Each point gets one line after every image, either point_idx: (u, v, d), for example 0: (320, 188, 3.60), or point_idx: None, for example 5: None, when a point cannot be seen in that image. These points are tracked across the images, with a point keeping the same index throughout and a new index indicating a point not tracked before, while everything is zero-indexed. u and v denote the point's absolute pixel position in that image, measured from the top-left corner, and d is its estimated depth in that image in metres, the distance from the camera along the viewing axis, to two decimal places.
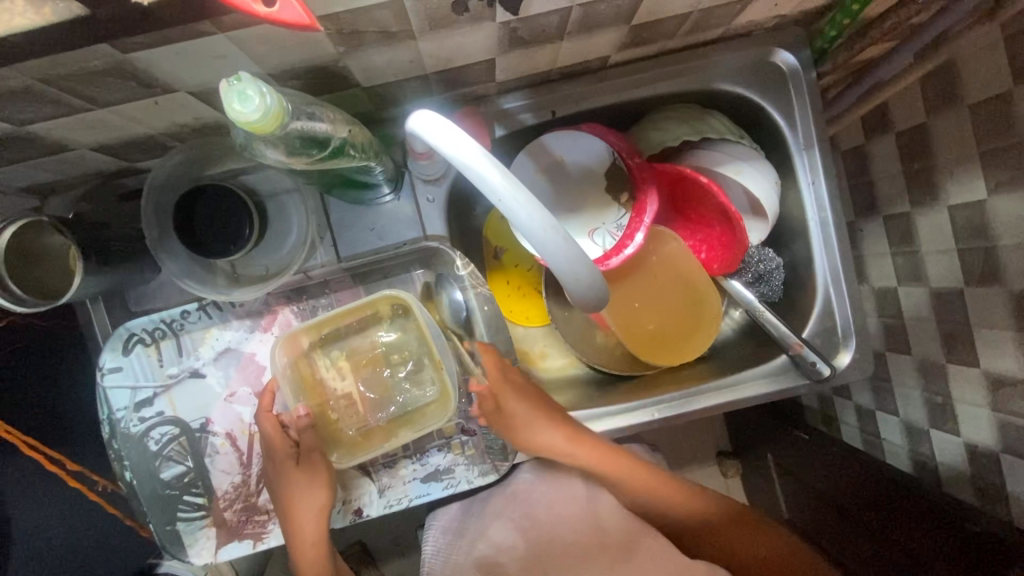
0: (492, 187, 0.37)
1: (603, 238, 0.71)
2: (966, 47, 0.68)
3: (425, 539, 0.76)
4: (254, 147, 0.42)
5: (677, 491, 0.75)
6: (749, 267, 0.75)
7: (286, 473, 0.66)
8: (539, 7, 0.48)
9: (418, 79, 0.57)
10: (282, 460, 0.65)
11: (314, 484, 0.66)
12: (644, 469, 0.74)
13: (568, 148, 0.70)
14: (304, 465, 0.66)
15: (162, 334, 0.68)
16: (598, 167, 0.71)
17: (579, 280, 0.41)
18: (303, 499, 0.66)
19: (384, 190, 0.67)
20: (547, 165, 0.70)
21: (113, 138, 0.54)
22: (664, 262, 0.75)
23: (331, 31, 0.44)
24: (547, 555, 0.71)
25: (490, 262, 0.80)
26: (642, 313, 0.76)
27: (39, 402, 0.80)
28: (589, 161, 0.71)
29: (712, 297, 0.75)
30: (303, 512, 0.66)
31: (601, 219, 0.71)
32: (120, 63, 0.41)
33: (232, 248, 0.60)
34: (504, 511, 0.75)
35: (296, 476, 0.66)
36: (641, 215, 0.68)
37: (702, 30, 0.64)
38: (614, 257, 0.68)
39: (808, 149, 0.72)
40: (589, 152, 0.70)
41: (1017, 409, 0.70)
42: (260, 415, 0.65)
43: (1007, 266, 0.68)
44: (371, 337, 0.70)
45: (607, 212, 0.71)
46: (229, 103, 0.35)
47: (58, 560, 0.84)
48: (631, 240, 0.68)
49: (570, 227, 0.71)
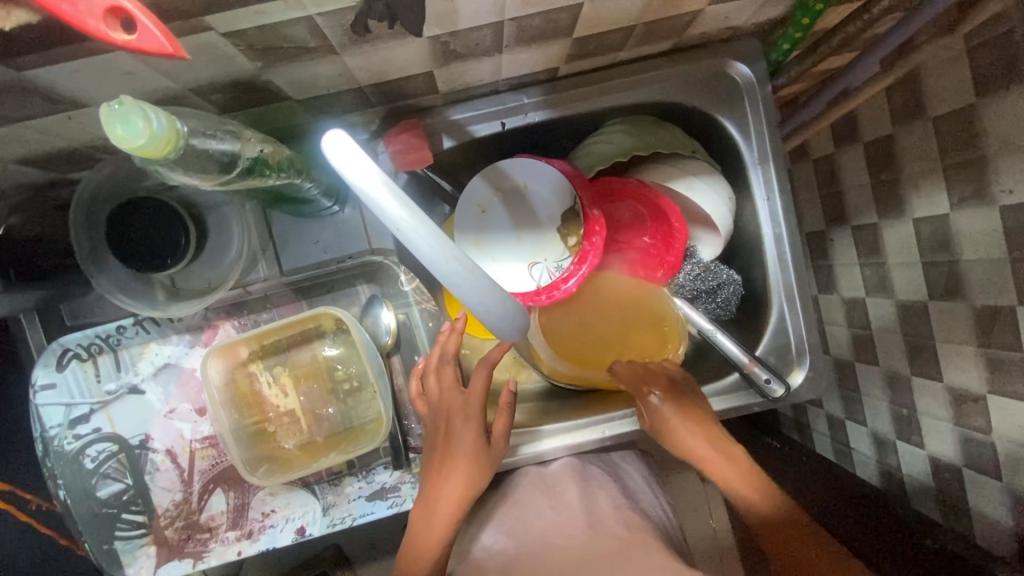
0: (391, 216, 0.35)
1: (540, 273, 0.68)
2: (926, 60, 0.66)
3: None
4: (156, 169, 0.40)
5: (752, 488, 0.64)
6: (690, 286, 0.75)
7: (454, 448, 0.62)
8: (467, 22, 0.46)
9: (354, 91, 0.56)
10: (466, 426, 0.62)
11: (476, 470, 0.62)
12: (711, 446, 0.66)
13: (533, 177, 0.68)
14: (484, 451, 0.63)
15: (99, 349, 0.66)
16: (558, 206, 0.68)
17: (490, 312, 0.40)
18: (460, 482, 0.61)
19: (325, 205, 0.65)
20: (507, 189, 0.69)
21: (33, 152, 0.52)
22: (600, 293, 0.74)
23: (243, 47, 0.42)
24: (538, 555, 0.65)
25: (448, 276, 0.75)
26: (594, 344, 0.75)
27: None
28: (551, 194, 0.68)
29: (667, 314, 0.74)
30: (453, 471, 0.62)
31: (544, 254, 0.69)
32: (18, 81, 0.39)
33: (167, 262, 0.58)
34: (498, 519, 0.72)
35: (454, 424, 0.63)
36: (581, 263, 0.68)
37: (653, 41, 0.62)
38: (543, 296, 0.67)
39: (763, 163, 0.70)
40: (554, 190, 0.68)
41: (978, 425, 0.69)
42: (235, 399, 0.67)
43: (970, 281, 0.66)
44: (313, 351, 0.70)
45: (552, 249, 0.68)
46: (111, 128, 0.34)
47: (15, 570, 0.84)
48: (565, 284, 0.67)
49: (507, 256, 0.69)
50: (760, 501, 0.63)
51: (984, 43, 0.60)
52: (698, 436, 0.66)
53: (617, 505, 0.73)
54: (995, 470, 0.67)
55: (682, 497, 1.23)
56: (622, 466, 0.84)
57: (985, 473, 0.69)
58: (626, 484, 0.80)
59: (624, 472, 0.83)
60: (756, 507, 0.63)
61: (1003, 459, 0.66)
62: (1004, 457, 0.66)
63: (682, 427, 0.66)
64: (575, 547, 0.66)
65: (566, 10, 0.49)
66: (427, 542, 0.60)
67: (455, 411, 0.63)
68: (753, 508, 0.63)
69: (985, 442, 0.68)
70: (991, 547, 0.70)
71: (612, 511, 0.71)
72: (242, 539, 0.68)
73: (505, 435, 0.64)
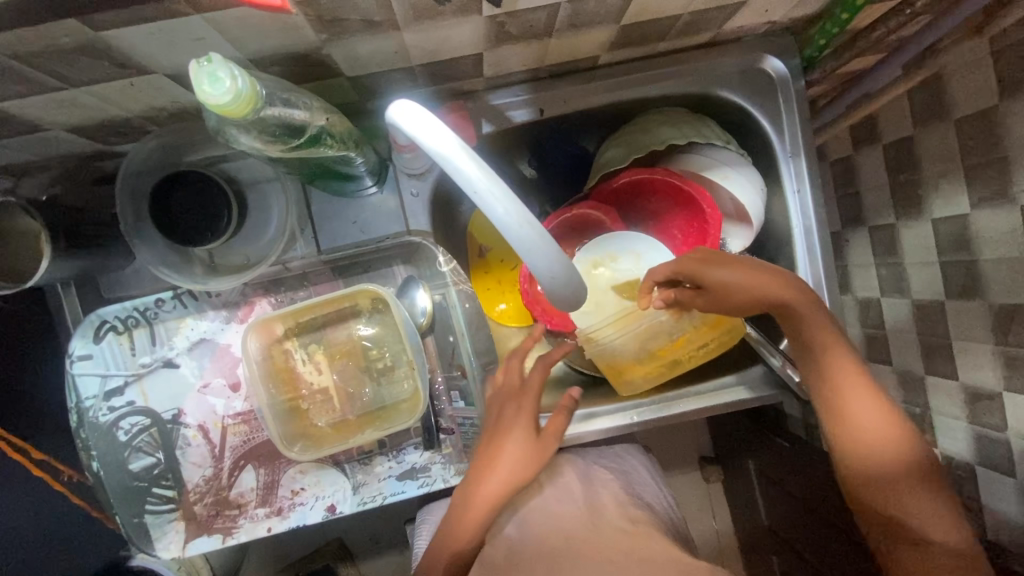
0: (469, 181, 0.36)
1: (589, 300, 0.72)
2: (955, 61, 0.68)
3: (418, 526, 0.82)
4: (227, 132, 0.43)
5: (895, 442, 0.59)
6: None
7: (504, 437, 0.61)
8: (526, 3, 0.47)
9: (404, 71, 0.57)
10: (518, 415, 0.62)
11: (521, 465, 0.61)
12: (856, 382, 0.60)
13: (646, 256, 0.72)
14: (532, 446, 0.62)
15: (135, 322, 0.67)
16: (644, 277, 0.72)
17: (555, 279, 0.41)
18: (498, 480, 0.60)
19: (367, 183, 0.65)
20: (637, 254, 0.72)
21: (88, 120, 0.52)
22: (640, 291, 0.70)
23: (312, 17, 0.43)
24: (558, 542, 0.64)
25: (475, 261, 0.77)
26: (650, 335, 0.70)
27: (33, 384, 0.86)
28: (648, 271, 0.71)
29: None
30: (501, 462, 0.61)
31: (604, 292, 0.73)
32: (93, 42, 0.40)
33: (210, 235, 0.58)
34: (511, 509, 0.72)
35: (506, 412, 0.63)
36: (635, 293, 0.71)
37: (693, 33, 0.64)
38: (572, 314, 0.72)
39: (795, 156, 0.72)
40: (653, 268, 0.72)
41: (993, 423, 0.69)
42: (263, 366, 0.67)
43: (987, 280, 0.67)
44: (348, 330, 0.70)
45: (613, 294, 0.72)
46: (199, 84, 0.36)
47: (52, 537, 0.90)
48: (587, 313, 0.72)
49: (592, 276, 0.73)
50: (887, 455, 0.59)
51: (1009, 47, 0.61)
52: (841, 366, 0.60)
53: (619, 501, 0.72)
54: (1011, 466, 0.68)
55: (685, 497, 1.24)
56: (623, 459, 0.84)
57: (1000, 471, 0.69)
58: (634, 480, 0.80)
59: (630, 466, 0.83)
60: (870, 445, 0.60)
61: (1018, 454, 0.67)
62: (1019, 454, 0.67)
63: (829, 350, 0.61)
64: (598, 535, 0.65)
65: None
66: (462, 532, 0.61)
67: (511, 400, 0.63)
68: (880, 451, 0.59)
69: (1000, 439, 0.69)
70: (1006, 544, 0.70)
71: (613, 505, 0.71)
72: (271, 516, 0.68)
73: (558, 433, 0.63)
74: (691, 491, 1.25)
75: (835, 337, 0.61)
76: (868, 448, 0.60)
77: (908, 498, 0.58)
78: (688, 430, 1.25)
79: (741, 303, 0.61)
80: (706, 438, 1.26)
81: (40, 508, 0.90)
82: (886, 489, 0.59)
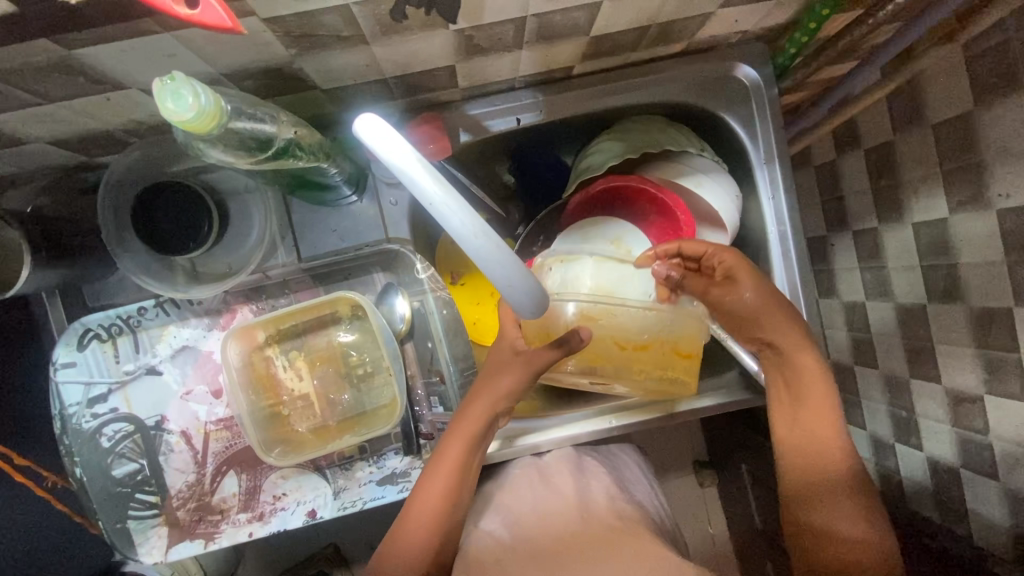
0: (425, 192, 0.37)
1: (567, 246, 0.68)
2: (927, 67, 0.68)
3: None
4: (197, 145, 0.45)
5: (837, 456, 0.61)
6: None
7: (495, 360, 0.67)
8: (491, 17, 0.48)
9: (378, 82, 0.58)
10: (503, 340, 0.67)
11: (512, 373, 0.65)
12: (820, 397, 0.63)
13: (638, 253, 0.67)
14: (515, 360, 0.65)
15: (119, 330, 0.68)
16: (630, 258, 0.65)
17: (513, 288, 0.41)
18: (486, 401, 0.66)
19: (345, 192, 0.66)
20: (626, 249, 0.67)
21: (67, 133, 0.54)
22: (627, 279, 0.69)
23: (280, 33, 0.44)
24: (536, 546, 0.65)
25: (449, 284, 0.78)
26: (619, 321, 0.64)
27: (31, 391, 0.88)
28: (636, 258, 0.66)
29: (696, 327, 0.65)
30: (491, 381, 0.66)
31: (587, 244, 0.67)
32: (66, 60, 0.41)
33: (190, 245, 0.59)
34: (496, 504, 0.72)
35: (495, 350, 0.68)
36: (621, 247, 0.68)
37: (664, 43, 0.65)
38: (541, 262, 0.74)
39: (769, 163, 0.73)
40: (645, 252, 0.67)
41: (974, 426, 0.69)
42: (252, 352, 0.69)
43: (967, 283, 0.67)
44: (329, 336, 0.71)
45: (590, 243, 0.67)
46: (162, 101, 0.37)
47: (50, 539, 0.91)
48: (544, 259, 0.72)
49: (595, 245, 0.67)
50: (828, 467, 0.61)
51: (980, 54, 0.61)
52: (810, 376, 0.63)
53: (611, 497, 0.72)
54: (993, 469, 0.68)
55: (680, 500, 1.24)
56: (619, 457, 0.84)
57: (983, 474, 0.69)
58: (624, 475, 0.80)
59: (621, 464, 0.83)
60: (812, 454, 0.62)
61: (1002, 458, 0.66)
62: (1002, 457, 0.66)
63: (799, 363, 0.63)
64: (573, 532, 0.66)
65: (585, 8, 0.51)
66: (443, 466, 0.64)
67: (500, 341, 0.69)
68: (823, 462, 0.62)
69: (981, 443, 0.69)
70: (990, 547, 0.70)
71: (604, 501, 0.71)
72: (253, 521, 0.69)
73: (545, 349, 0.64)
74: (685, 496, 1.24)
75: (812, 352, 0.63)
76: (811, 459, 0.62)
77: (836, 511, 0.60)
78: (681, 434, 1.25)
79: (762, 321, 0.62)
80: (700, 442, 1.26)
81: (36, 513, 0.91)
82: (816, 499, 0.61)
